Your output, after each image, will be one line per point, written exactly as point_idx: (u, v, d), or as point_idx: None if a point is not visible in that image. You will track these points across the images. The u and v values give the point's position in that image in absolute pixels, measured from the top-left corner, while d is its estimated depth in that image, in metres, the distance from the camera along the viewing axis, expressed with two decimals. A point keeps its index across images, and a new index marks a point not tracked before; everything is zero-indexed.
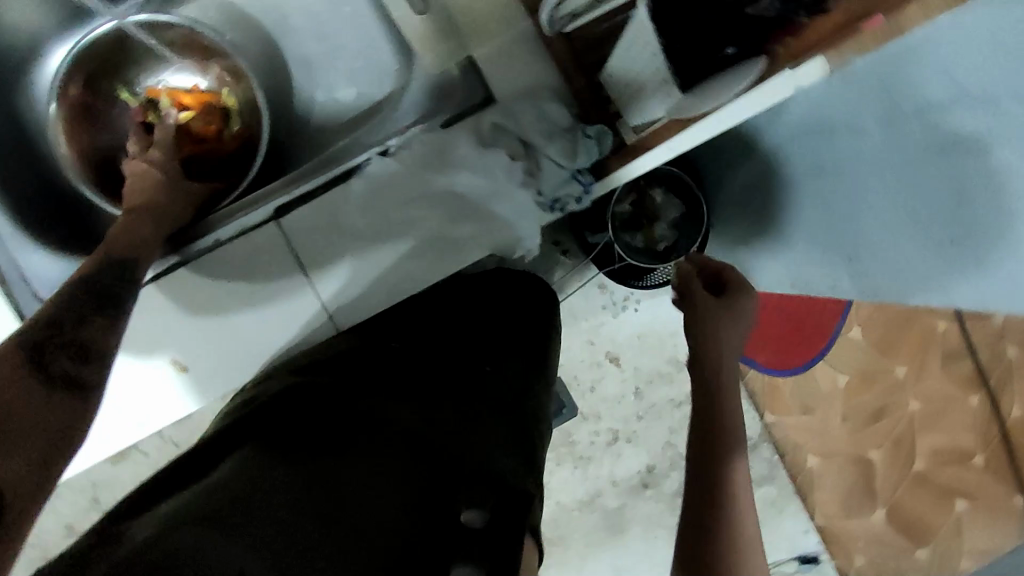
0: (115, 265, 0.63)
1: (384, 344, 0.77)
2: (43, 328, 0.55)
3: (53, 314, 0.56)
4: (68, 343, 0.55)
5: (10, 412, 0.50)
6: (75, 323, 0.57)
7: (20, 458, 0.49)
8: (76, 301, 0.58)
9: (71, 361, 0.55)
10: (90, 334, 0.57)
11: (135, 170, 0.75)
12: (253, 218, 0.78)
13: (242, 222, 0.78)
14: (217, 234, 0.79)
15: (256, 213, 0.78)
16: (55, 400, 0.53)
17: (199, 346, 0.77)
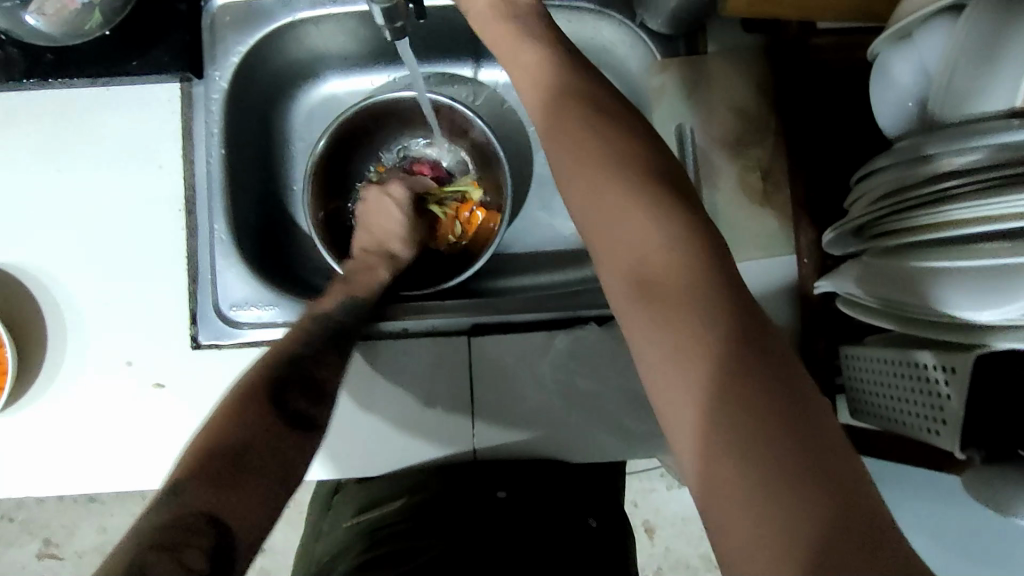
0: (351, 304, 0.72)
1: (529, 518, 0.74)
2: (281, 375, 0.64)
3: (292, 356, 0.66)
4: (303, 382, 0.64)
5: (248, 445, 0.56)
6: (311, 363, 0.66)
7: (246, 491, 0.53)
8: (313, 339, 0.68)
9: (304, 401, 0.63)
10: (322, 374, 0.66)
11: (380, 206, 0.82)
12: (450, 323, 0.78)
13: (436, 324, 0.77)
14: (406, 324, 0.77)
15: (457, 319, 0.77)
16: (280, 432, 0.59)
17: (336, 420, 0.75)
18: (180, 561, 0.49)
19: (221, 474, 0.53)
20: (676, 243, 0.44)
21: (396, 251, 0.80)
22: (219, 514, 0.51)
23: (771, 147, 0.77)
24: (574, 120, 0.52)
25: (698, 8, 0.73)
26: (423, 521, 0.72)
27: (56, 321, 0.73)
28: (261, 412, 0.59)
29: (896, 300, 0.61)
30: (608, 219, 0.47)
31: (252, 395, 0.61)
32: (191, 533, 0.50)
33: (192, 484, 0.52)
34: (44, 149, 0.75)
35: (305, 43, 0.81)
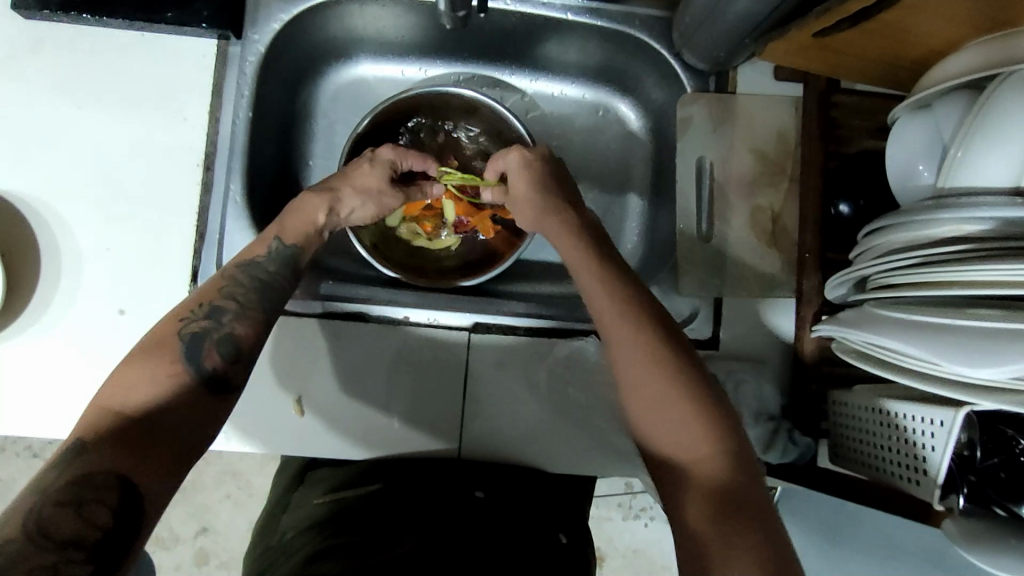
0: (283, 252, 0.66)
1: (512, 513, 0.71)
2: (197, 327, 0.59)
3: (215, 308, 0.60)
4: (223, 336, 0.59)
5: (162, 408, 0.53)
6: (230, 315, 0.61)
7: (158, 453, 0.50)
8: (240, 293, 0.62)
9: (221, 362, 0.57)
10: (241, 332, 0.60)
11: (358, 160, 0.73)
12: (450, 320, 0.78)
13: (438, 319, 0.78)
14: (407, 312, 0.78)
15: (459, 316, 0.78)
16: (198, 396, 0.55)
17: (324, 395, 0.76)
18: (80, 515, 0.46)
19: (124, 436, 0.50)
20: (703, 437, 0.52)
21: (342, 200, 0.71)
22: (125, 474, 0.48)
23: (784, 193, 0.80)
24: (629, 314, 0.58)
25: (738, 49, 0.75)
26: (384, 509, 0.69)
27: (52, 258, 0.71)
28: (177, 375, 0.55)
29: (884, 355, 0.62)
30: (651, 403, 0.54)
31: (168, 355, 0.56)
32: (89, 490, 0.47)
33: (96, 443, 0.49)
34: (64, 84, 0.74)
35: (346, 22, 0.81)
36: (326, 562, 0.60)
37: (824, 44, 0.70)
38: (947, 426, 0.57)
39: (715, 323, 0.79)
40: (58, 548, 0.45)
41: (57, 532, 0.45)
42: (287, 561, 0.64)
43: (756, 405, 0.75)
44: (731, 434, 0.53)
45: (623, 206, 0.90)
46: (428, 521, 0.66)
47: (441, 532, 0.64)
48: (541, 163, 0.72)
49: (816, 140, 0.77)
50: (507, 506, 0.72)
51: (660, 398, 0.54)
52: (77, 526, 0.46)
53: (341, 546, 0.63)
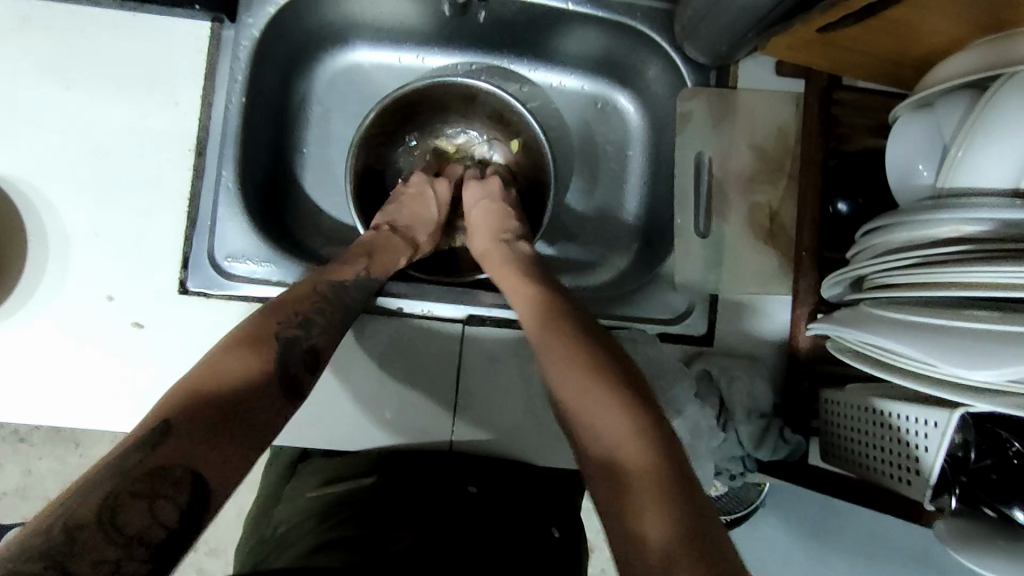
0: (367, 283, 0.69)
1: (508, 514, 0.70)
2: (291, 334, 0.59)
3: (306, 320, 0.61)
4: (308, 347, 0.60)
5: (241, 403, 0.52)
6: (319, 331, 0.61)
7: (230, 453, 0.50)
8: (330, 310, 0.64)
9: (303, 369, 0.58)
10: (324, 345, 0.61)
11: (422, 198, 0.80)
12: (445, 312, 0.78)
13: (432, 310, 0.77)
14: (402, 303, 0.77)
15: (453, 308, 0.78)
16: (275, 398, 0.55)
17: (315, 388, 0.75)
18: (152, 512, 0.45)
19: (207, 429, 0.49)
20: (638, 445, 0.50)
21: (421, 241, 0.78)
22: (201, 472, 0.48)
23: (783, 190, 0.80)
24: (556, 322, 0.61)
25: (738, 44, 0.75)
26: (384, 502, 0.68)
27: (37, 241, 0.70)
28: (257, 373, 0.55)
29: (876, 353, 0.62)
30: (579, 406, 0.55)
31: (257, 358, 0.56)
32: (164, 484, 0.46)
33: (182, 435, 0.48)
34: (52, 64, 0.72)
35: (343, 7, 0.80)
36: (326, 547, 0.59)
37: (826, 40, 0.70)
38: (940, 428, 0.57)
39: (711, 319, 0.79)
40: (124, 544, 0.44)
41: (127, 526, 0.44)
42: (283, 553, 0.62)
43: (749, 402, 0.74)
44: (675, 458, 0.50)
45: (620, 200, 0.89)
46: (442, 523, 0.64)
47: (455, 531, 0.63)
48: (491, 200, 0.80)
49: (816, 136, 0.77)
50: (504, 510, 0.70)
51: (584, 391, 0.55)
52: (145, 523, 0.45)
53: (340, 535, 0.61)
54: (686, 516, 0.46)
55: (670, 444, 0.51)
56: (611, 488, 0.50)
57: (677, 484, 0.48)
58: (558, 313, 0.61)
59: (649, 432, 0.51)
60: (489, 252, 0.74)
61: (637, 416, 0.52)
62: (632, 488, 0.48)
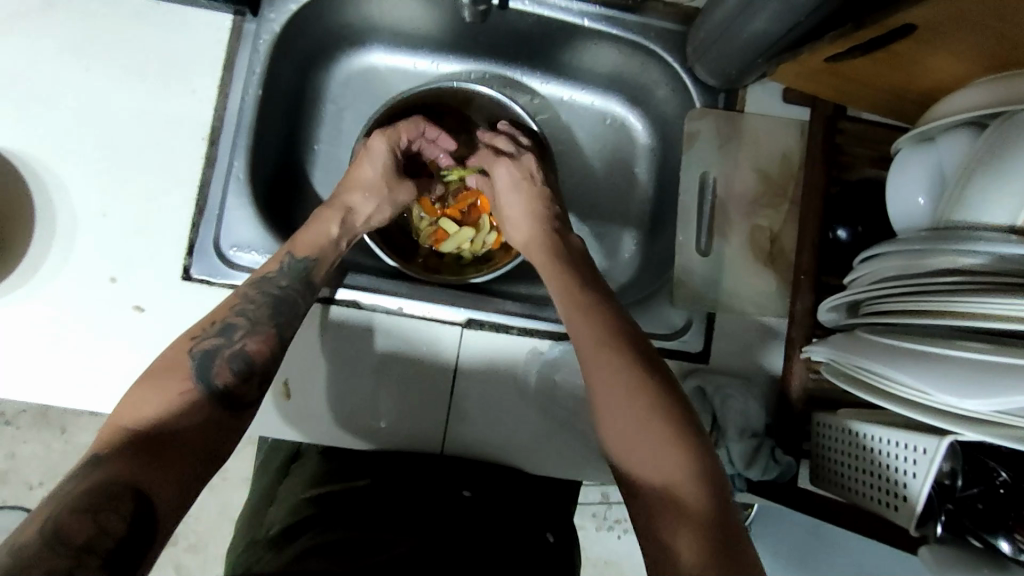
0: (295, 267, 0.68)
1: (505, 527, 0.68)
2: (211, 345, 0.60)
3: (225, 325, 0.62)
4: (234, 353, 0.60)
5: (173, 423, 0.54)
6: (245, 333, 0.62)
7: (173, 471, 0.50)
8: (252, 309, 0.64)
9: (233, 379, 0.59)
10: (254, 348, 0.62)
11: (358, 162, 0.77)
12: (444, 314, 0.77)
13: (432, 313, 0.77)
14: (402, 303, 0.77)
15: (453, 312, 0.77)
16: (214, 416, 0.56)
17: (313, 384, 0.75)
18: (96, 523, 0.45)
19: (137, 443, 0.51)
20: (673, 460, 0.53)
21: (355, 204, 0.76)
22: (143, 487, 0.48)
23: (784, 215, 0.81)
24: (594, 315, 0.64)
25: (748, 70, 0.76)
26: (377, 508, 0.67)
27: (46, 220, 0.71)
28: (186, 390, 0.56)
29: (866, 377, 0.63)
30: (614, 407, 0.58)
31: (181, 373, 0.58)
32: (107, 498, 0.47)
33: (115, 455, 0.49)
34: (73, 46, 0.73)
35: (362, 9, 0.81)
36: (313, 554, 0.58)
37: (834, 70, 0.71)
38: (928, 454, 0.57)
39: (707, 337, 0.79)
40: (74, 555, 0.44)
41: (73, 538, 0.44)
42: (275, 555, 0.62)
43: (740, 421, 0.75)
44: (715, 480, 0.53)
45: (624, 214, 0.91)
46: (440, 530, 0.64)
47: (453, 543, 0.62)
48: (531, 180, 0.79)
49: (819, 163, 0.78)
50: (499, 515, 0.70)
51: (621, 393, 0.58)
52: (91, 533, 0.45)
53: (324, 543, 0.60)
54: (718, 534, 0.50)
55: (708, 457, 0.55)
56: (646, 496, 0.53)
57: (711, 500, 0.52)
58: (597, 306, 0.65)
59: (680, 424, 0.56)
60: (534, 237, 0.76)
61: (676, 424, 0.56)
62: (675, 506, 0.52)
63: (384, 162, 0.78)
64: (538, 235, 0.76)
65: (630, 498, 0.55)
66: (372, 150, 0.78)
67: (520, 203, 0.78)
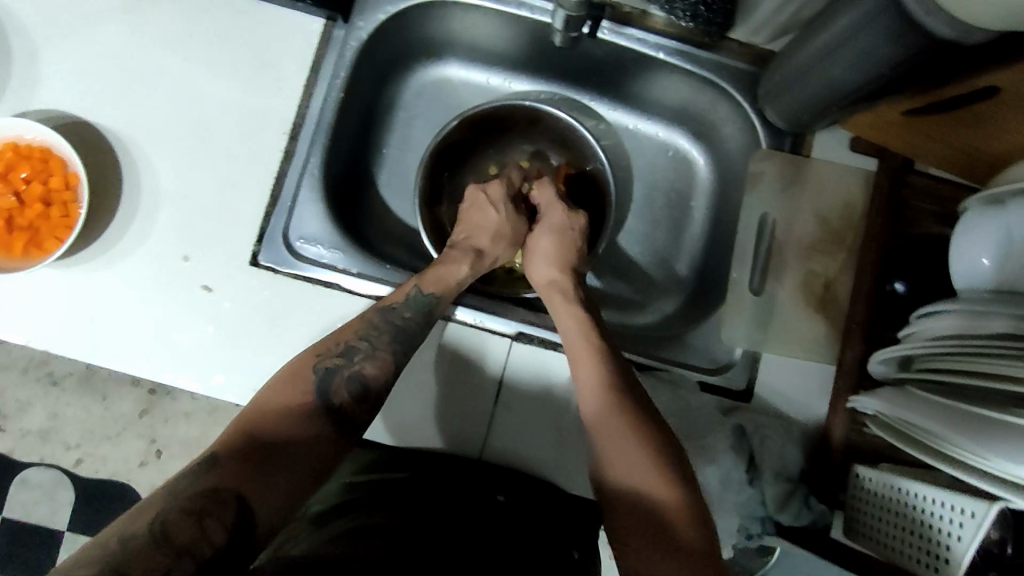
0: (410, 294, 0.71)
1: (533, 532, 0.70)
2: (333, 365, 0.64)
3: (349, 348, 0.66)
4: (353, 374, 0.64)
5: (286, 437, 0.59)
6: (363, 359, 0.65)
7: (277, 482, 0.56)
8: (375, 336, 0.68)
9: (350, 400, 0.63)
10: (371, 372, 0.65)
11: (483, 209, 0.84)
12: (495, 325, 0.79)
13: (486, 321, 0.79)
14: (457, 310, 0.79)
15: (504, 323, 0.79)
16: (327, 433, 0.61)
17: None
18: (200, 527, 0.51)
19: (246, 452, 0.56)
20: (669, 503, 0.58)
21: (484, 248, 0.81)
22: (244, 495, 0.54)
23: (841, 263, 0.81)
24: (597, 355, 0.68)
25: (821, 118, 0.77)
26: (410, 501, 0.68)
27: (132, 196, 0.74)
28: (302, 403, 0.61)
29: (915, 432, 0.64)
30: (609, 443, 0.62)
31: (299, 386, 0.62)
32: (213, 504, 0.52)
33: (226, 460, 0.55)
34: (175, 37, 0.77)
35: (446, 25, 0.84)
36: (355, 535, 0.60)
37: (909, 124, 0.71)
38: (979, 520, 0.57)
39: (752, 376, 0.79)
40: (173, 554, 0.49)
41: (176, 538, 0.49)
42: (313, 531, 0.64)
43: (778, 463, 0.75)
44: (701, 512, 0.58)
45: (677, 246, 0.92)
46: (483, 537, 0.65)
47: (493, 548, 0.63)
48: (570, 230, 0.82)
49: (882, 214, 0.78)
50: (526, 528, 0.70)
51: (622, 432, 0.62)
52: (195, 536, 0.50)
53: (364, 527, 0.62)
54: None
55: (695, 498, 0.59)
56: (640, 535, 0.57)
57: (700, 540, 0.56)
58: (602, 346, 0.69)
59: (672, 465, 0.60)
60: (553, 279, 0.78)
61: (675, 465, 0.60)
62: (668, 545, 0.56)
63: (505, 208, 0.84)
64: (563, 280, 0.77)
65: (609, 510, 0.61)
66: (495, 204, 0.84)
67: (552, 252, 0.80)
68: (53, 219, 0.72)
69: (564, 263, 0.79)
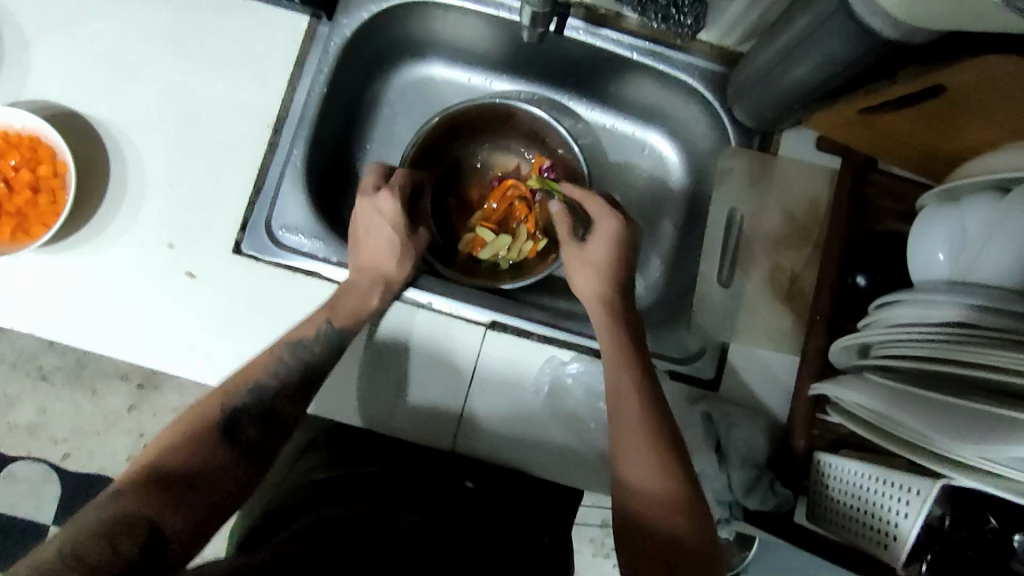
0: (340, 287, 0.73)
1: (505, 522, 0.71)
2: (237, 404, 0.67)
3: (254, 388, 0.68)
4: (257, 411, 0.67)
5: (193, 471, 0.60)
6: (280, 397, 0.69)
7: (182, 506, 0.57)
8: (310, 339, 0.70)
9: (256, 431, 0.66)
10: (281, 404, 0.69)
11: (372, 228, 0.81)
12: (470, 314, 0.81)
13: (461, 310, 0.81)
14: (433, 299, 0.81)
15: (479, 312, 0.81)
16: (230, 462, 0.63)
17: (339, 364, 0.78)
18: (113, 549, 0.51)
19: (155, 484, 0.57)
20: (688, 530, 0.61)
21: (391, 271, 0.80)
22: (156, 522, 0.54)
23: (807, 257, 0.84)
24: (630, 372, 0.70)
25: (786, 117, 0.80)
26: (386, 487, 0.70)
27: (119, 185, 0.77)
28: (204, 444, 0.63)
29: (872, 417, 0.66)
30: (636, 466, 0.64)
31: (198, 430, 0.64)
32: (121, 530, 0.52)
33: (129, 493, 0.56)
34: (164, 33, 0.80)
35: (427, 25, 0.87)
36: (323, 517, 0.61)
37: (866, 122, 0.74)
38: (921, 497, 0.61)
39: (720, 366, 0.82)
40: (88, 571, 0.49)
41: (88, 556, 0.50)
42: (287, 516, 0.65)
43: (744, 450, 0.77)
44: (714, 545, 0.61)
45: (651, 242, 0.94)
46: (455, 521, 0.65)
47: (461, 532, 0.64)
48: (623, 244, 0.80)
49: (845, 210, 0.80)
50: (501, 517, 0.72)
51: (648, 458, 0.64)
52: (107, 555, 0.50)
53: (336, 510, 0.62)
54: None
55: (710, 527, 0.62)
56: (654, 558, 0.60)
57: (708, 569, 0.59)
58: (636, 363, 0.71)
59: (692, 495, 0.63)
60: (602, 295, 0.78)
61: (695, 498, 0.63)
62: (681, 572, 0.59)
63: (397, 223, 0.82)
64: (610, 297, 0.78)
65: (626, 525, 0.63)
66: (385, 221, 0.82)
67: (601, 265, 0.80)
68: (41, 206, 0.75)
69: (612, 280, 0.79)
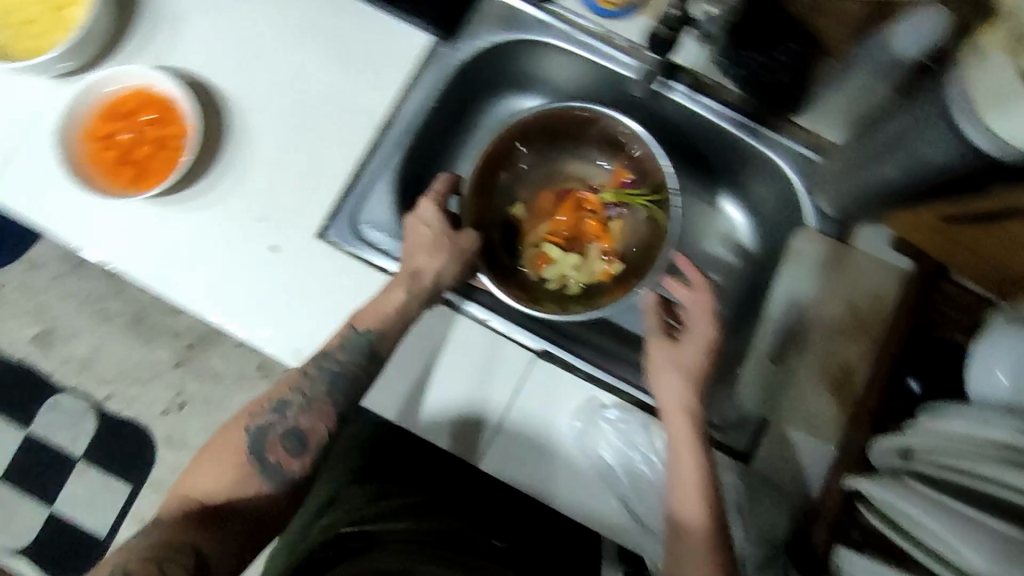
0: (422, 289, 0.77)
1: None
2: (262, 423, 0.74)
3: (280, 403, 0.75)
4: (289, 433, 0.74)
5: (230, 502, 0.70)
6: (297, 414, 0.75)
7: (220, 537, 0.67)
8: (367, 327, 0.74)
9: (285, 453, 0.73)
10: (305, 424, 0.74)
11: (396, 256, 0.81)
12: (522, 340, 0.84)
13: (515, 334, 0.84)
14: (491, 318, 0.84)
15: (530, 339, 0.84)
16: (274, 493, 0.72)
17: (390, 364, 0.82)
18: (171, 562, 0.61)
19: (194, 518, 0.67)
20: None
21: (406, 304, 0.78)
22: (199, 551, 0.64)
23: (862, 351, 0.84)
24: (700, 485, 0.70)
25: (865, 211, 0.82)
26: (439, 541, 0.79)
27: (231, 155, 0.83)
28: (237, 470, 0.72)
29: (903, 521, 0.65)
30: None
31: (233, 452, 0.73)
32: (173, 553, 0.62)
33: (171, 524, 0.66)
34: (301, 27, 0.87)
35: (537, 64, 0.93)
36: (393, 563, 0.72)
37: (947, 230, 0.75)
38: None
39: (756, 441, 0.83)
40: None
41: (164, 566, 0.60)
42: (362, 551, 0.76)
43: None
44: None
45: (709, 306, 0.97)
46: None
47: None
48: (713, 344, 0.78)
49: (909, 313, 0.80)
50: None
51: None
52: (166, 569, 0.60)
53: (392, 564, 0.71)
54: None
55: None
56: None
57: None
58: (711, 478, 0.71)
59: None
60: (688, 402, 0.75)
61: None
62: None
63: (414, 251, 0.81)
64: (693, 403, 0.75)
65: None
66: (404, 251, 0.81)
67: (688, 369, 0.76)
68: (161, 160, 0.81)
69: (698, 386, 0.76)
